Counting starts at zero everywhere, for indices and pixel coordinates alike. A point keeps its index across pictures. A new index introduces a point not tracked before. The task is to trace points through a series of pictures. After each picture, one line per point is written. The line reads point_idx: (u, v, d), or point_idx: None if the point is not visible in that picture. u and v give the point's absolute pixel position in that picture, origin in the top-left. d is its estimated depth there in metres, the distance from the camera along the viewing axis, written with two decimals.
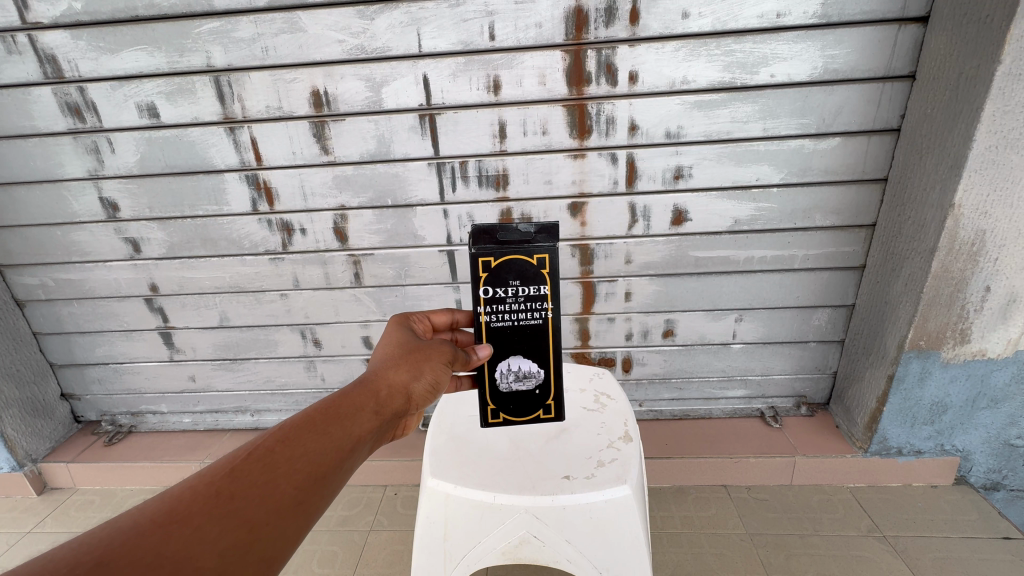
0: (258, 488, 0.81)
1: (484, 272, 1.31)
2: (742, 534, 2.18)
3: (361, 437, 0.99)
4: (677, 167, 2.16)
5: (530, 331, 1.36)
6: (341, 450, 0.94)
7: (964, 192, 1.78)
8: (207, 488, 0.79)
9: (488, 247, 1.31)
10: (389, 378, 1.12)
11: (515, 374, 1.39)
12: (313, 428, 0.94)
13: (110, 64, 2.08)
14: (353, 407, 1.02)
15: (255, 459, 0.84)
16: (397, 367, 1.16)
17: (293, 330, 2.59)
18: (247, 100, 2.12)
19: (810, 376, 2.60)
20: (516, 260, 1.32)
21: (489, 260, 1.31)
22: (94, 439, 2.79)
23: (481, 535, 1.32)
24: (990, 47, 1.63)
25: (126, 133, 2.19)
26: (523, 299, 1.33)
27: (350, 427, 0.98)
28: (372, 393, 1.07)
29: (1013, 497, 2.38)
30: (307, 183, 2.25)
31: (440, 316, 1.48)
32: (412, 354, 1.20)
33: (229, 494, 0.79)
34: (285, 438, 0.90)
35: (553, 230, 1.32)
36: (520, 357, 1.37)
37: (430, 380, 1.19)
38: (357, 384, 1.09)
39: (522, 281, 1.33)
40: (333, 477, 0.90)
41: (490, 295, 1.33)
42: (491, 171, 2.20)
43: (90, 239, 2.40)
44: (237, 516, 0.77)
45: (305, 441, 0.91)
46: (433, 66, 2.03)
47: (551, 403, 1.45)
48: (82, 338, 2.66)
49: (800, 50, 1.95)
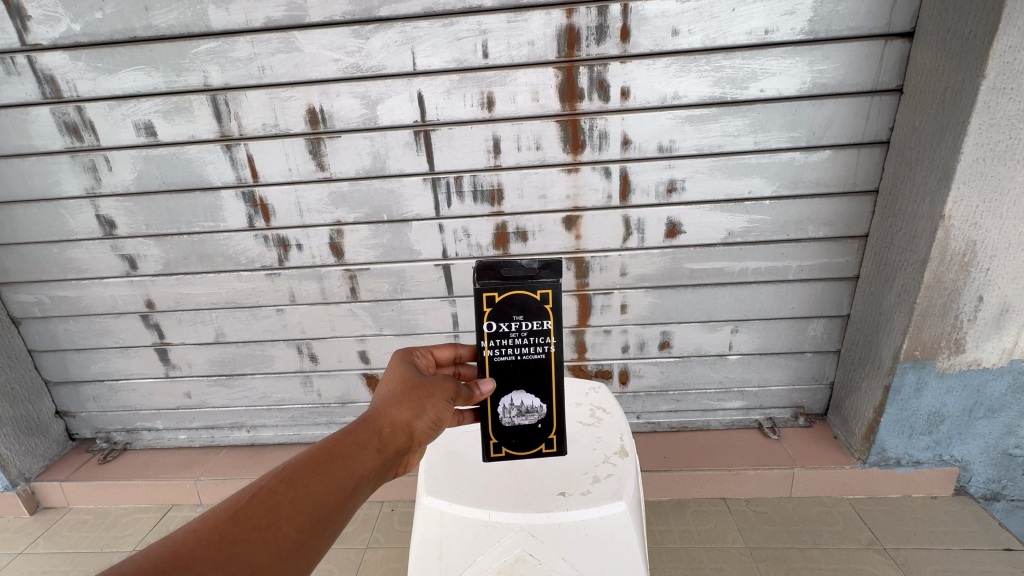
0: (261, 531, 0.82)
1: (488, 306, 1.32)
2: (742, 548, 2.16)
3: (364, 476, 0.99)
4: (670, 180, 2.18)
5: (532, 365, 1.36)
6: (343, 490, 0.94)
7: (954, 204, 1.80)
8: (211, 531, 0.79)
9: (492, 282, 1.32)
10: (392, 417, 1.12)
11: (518, 409, 1.39)
12: (316, 467, 0.94)
13: (108, 84, 2.11)
14: (356, 445, 1.02)
15: (259, 502, 0.85)
16: (399, 404, 1.15)
17: (290, 345, 2.58)
18: (244, 118, 2.14)
19: (807, 387, 2.60)
20: (520, 295, 1.33)
21: (494, 295, 1.32)
22: (90, 457, 2.77)
23: (476, 554, 1.25)
24: (974, 61, 1.66)
25: (123, 152, 2.21)
26: (526, 333, 1.34)
27: (352, 466, 0.98)
28: (375, 431, 1.07)
29: (1013, 507, 2.37)
30: (303, 200, 2.27)
31: (444, 350, 1.48)
32: (415, 391, 1.20)
33: (232, 538, 0.80)
34: (288, 478, 0.91)
35: (556, 266, 1.33)
36: (522, 392, 1.37)
37: (432, 417, 1.19)
38: (359, 421, 1.09)
39: (525, 316, 1.33)
40: (334, 519, 0.90)
41: (493, 329, 1.33)
42: (486, 186, 2.22)
43: (87, 256, 2.41)
44: (240, 560, 0.78)
45: (308, 481, 0.91)
46: (428, 83, 2.06)
47: (553, 437, 1.45)
48: (78, 355, 2.66)
49: (788, 65, 1.98)
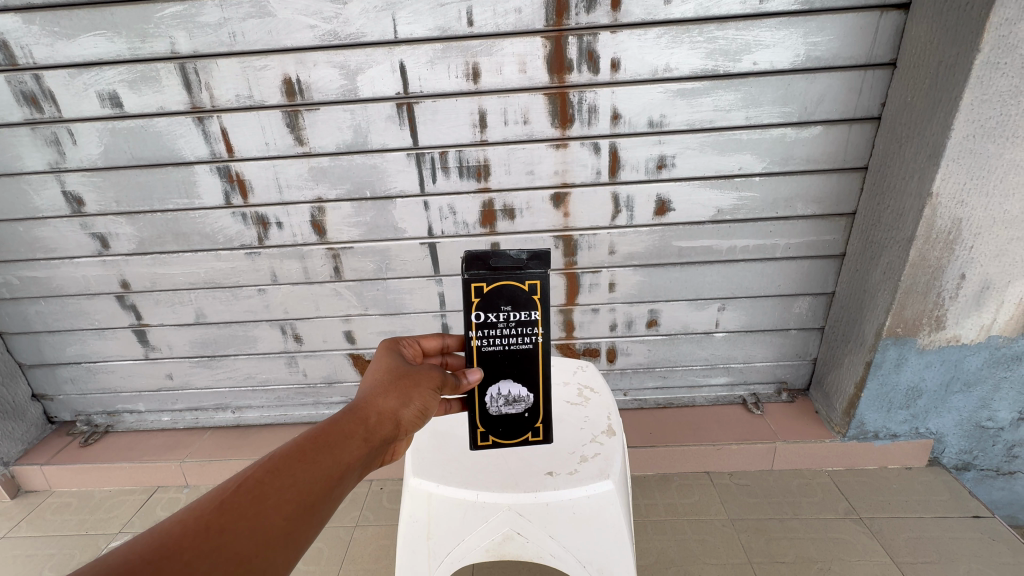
0: (248, 521, 0.80)
1: (476, 297, 1.28)
2: (723, 519, 2.22)
3: (350, 465, 0.97)
4: (660, 156, 2.14)
5: (520, 356, 1.33)
6: (330, 478, 0.92)
7: (942, 181, 1.79)
8: (198, 520, 0.77)
9: (480, 272, 1.27)
10: (379, 406, 1.09)
11: (505, 398, 1.36)
12: (303, 456, 0.92)
13: (67, 51, 1.97)
14: (342, 435, 1.00)
15: (246, 492, 0.83)
16: (386, 393, 1.12)
17: (272, 326, 2.53)
18: (216, 88, 2.03)
19: (791, 363, 2.64)
20: (508, 286, 1.29)
21: (482, 285, 1.28)
22: (70, 440, 2.72)
23: (464, 533, 1.32)
24: (969, 34, 1.63)
25: (87, 124, 2.09)
26: (515, 324, 1.31)
27: (339, 455, 0.96)
28: (361, 421, 1.04)
29: (983, 476, 2.46)
30: (282, 175, 2.18)
31: (431, 340, 1.44)
32: (401, 379, 1.17)
33: (219, 527, 0.78)
34: (275, 468, 0.88)
35: (545, 257, 1.29)
36: (510, 381, 1.34)
37: (419, 406, 1.16)
38: (345, 411, 1.06)
39: (513, 307, 1.30)
40: (321, 508, 0.88)
41: (481, 319, 1.29)
42: (472, 161, 2.15)
43: (55, 235, 2.31)
44: (227, 550, 0.77)
45: (294, 470, 0.89)
46: (410, 53, 1.96)
47: (540, 426, 1.39)
48: (52, 337, 2.58)
49: (782, 37, 1.93)
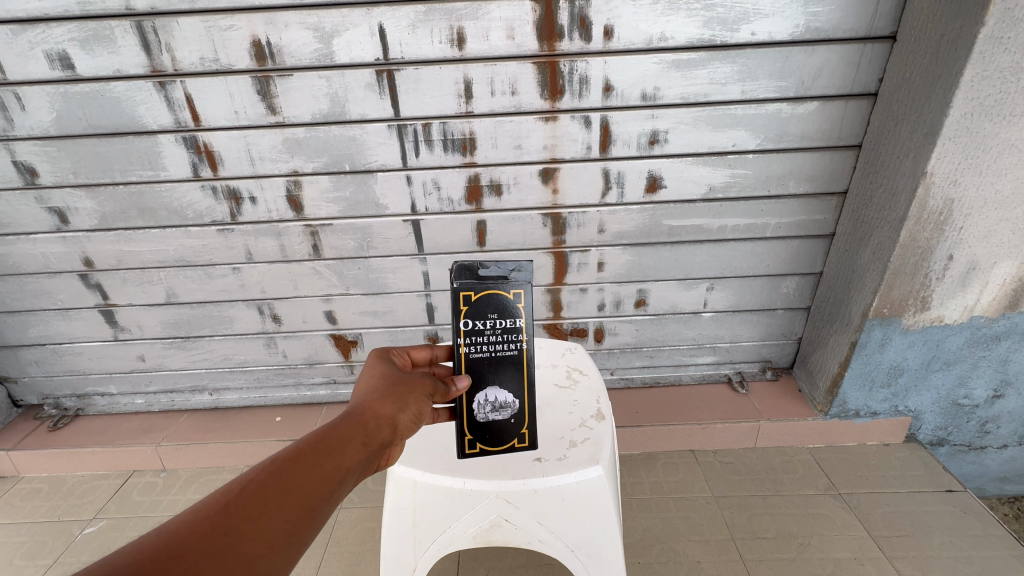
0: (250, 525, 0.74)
1: (464, 305, 1.22)
2: (707, 497, 2.24)
3: (349, 469, 0.91)
4: (652, 131, 2.06)
5: (509, 365, 1.27)
6: (332, 481, 0.87)
7: (937, 161, 1.76)
8: (196, 524, 0.70)
9: (469, 281, 1.22)
10: (379, 409, 1.04)
11: (492, 404, 1.28)
12: (305, 458, 0.86)
13: (7, 4, 1.79)
14: (343, 437, 0.94)
15: (248, 493, 0.76)
16: (385, 396, 1.07)
17: (249, 306, 2.43)
18: (177, 50, 1.87)
19: (776, 342, 2.65)
20: (497, 294, 1.24)
21: (470, 294, 1.22)
22: (38, 424, 2.62)
23: (451, 520, 1.30)
24: (974, 6, 1.57)
25: (36, 87, 1.91)
26: (504, 332, 1.25)
27: (341, 457, 0.90)
28: (362, 423, 0.99)
29: (956, 451, 2.53)
30: (254, 147, 2.05)
31: (420, 350, 1.36)
32: (399, 383, 1.12)
33: (218, 533, 0.71)
34: (277, 470, 0.82)
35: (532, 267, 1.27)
36: (498, 388, 1.27)
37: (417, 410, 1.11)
38: (343, 415, 1.00)
39: (502, 315, 1.25)
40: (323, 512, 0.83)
41: (469, 327, 1.23)
42: (457, 135, 2.04)
43: (7, 209, 2.15)
44: (227, 555, 0.70)
45: (296, 473, 0.83)
46: (389, 15, 1.82)
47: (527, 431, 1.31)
48: (12, 318, 2.43)
49: (782, 6, 1.85)
